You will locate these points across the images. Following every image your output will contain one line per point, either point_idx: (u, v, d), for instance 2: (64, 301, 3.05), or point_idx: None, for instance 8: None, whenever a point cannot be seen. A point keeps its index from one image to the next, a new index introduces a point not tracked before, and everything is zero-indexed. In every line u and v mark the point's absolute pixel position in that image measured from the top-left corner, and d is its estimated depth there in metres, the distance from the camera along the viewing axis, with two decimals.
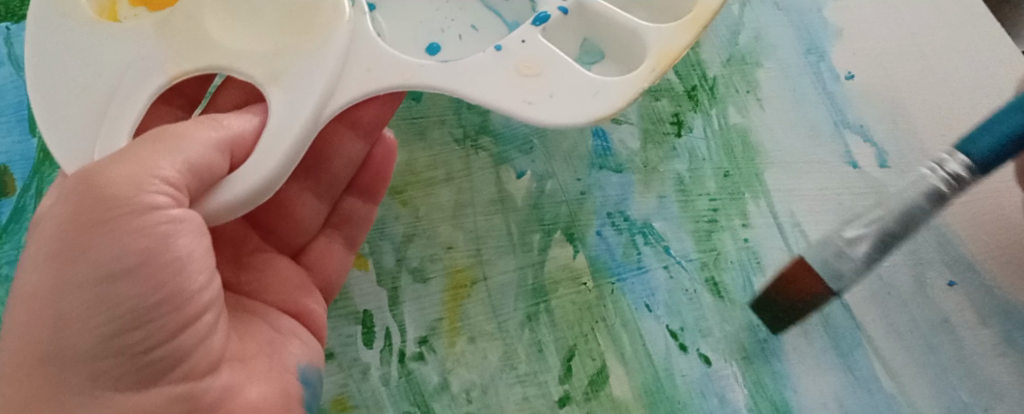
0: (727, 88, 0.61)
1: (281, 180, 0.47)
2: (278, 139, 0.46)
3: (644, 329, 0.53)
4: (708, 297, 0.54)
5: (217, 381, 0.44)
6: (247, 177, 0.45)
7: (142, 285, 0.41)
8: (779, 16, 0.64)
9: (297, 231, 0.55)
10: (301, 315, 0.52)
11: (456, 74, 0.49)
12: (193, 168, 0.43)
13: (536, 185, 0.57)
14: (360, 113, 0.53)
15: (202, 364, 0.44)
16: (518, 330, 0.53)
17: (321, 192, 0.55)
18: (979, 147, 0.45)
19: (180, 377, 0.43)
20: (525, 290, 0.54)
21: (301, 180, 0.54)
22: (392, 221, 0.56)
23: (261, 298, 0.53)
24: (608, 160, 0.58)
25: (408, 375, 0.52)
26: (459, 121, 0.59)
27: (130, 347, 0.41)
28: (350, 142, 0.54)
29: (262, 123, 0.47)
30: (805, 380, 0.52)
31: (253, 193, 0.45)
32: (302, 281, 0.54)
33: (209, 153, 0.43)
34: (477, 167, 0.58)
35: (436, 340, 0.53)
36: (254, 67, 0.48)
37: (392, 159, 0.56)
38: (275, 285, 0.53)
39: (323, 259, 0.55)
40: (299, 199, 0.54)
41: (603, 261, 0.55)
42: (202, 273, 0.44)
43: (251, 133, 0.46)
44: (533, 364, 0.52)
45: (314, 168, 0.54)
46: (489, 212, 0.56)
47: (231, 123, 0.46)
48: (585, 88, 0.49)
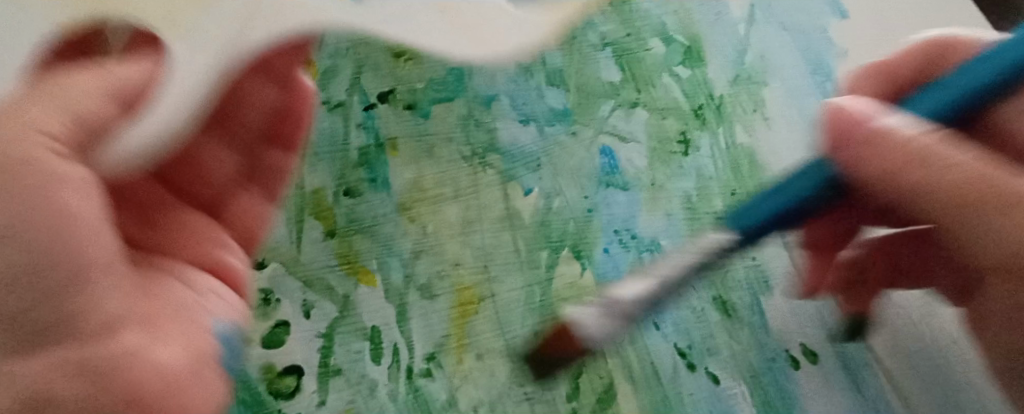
0: (733, 107, 0.62)
1: (179, 134, 0.45)
2: (186, 95, 0.46)
3: (651, 347, 0.53)
4: (716, 315, 0.55)
5: (119, 343, 0.46)
6: (144, 129, 0.45)
7: (30, 252, 0.42)
8: (783, 36, 0.66)
9: (206, 183, 0.58)
10: (220, 269, 0.56)
11: (416, 31, 0.50)
12: (80, 119, 0.43)
13: (543, 203, 0.58)
14: (236, 53, 0.50)
15: (96, 324, 0.45)
16: (525, 347, 0.53)
17: (231, 142, 0.59)
18: (746, 217, 0.53)
19: (73, 342, 0.44)
20: (532, 308, 0.54)
21: (212, 134, 0.58)
22: (399, 237, 0.56)
23: (171, 254, 0.56)
24: (615, 178, 0.59)
25: (416, 391, 0.52)
26: (467, 138, 0.60)
27: (24, 313, 0.43)
28: (261, 88, 0.58)
29: (158, 70, 0.46)
30: (813, 400, 0.53)
31: (152, 145, 0.45)
32: (223, 236, 0.58)
33: (103, 107, 0.43)
34: (485, 184, 0.58)
35: (443, 356, 0.53)
36: (148, 11, 0.47)
37: (309, 100, 0.58)
38: (182, 238, 0.57)
39: (240, 210, 0.59)
40: (206, 151, 0.58)
41: (610, 279, 0.55)
42: (94, 233, 0.44)
43: (144, 82, 0.45)
44: (541, 382, 0.52)
45: (224, 117, 0.58)
46: (496, 229, 0.57)
47: (120, 71, 0.45)
48: (510, 31, 0.51)
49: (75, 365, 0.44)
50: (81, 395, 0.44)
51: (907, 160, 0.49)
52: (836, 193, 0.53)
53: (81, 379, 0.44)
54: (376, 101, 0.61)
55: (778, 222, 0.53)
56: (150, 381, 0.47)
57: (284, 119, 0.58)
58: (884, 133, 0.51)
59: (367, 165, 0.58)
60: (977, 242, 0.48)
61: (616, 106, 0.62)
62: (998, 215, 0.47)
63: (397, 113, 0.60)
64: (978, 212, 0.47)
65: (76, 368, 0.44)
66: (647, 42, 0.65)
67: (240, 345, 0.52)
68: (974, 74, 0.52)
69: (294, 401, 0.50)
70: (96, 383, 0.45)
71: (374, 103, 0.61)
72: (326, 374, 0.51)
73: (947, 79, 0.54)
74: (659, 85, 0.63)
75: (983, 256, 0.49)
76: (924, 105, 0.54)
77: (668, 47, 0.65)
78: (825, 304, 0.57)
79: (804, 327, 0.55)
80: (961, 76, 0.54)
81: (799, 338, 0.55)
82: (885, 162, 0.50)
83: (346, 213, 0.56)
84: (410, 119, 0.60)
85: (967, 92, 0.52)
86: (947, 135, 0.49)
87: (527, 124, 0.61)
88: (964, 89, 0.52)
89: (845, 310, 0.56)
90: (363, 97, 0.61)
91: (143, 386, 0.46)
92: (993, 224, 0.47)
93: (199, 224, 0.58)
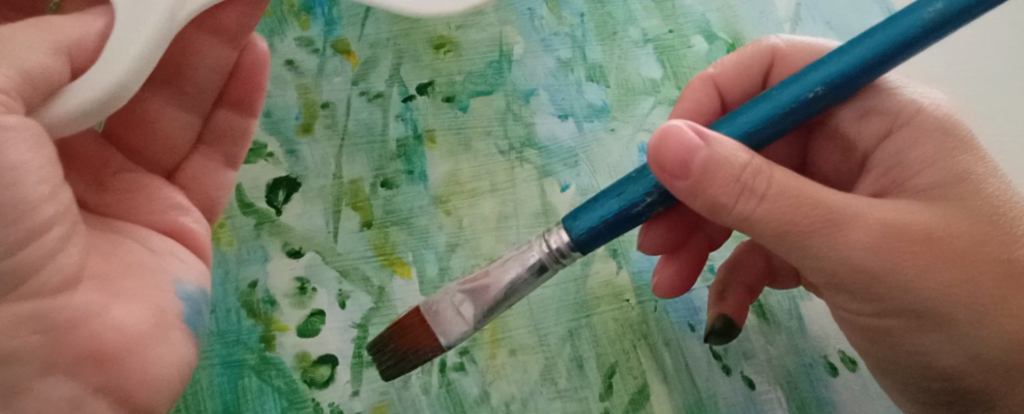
0: None
1: (132, 88, 0.40)
2: (123, 43, 0.40)
3: (686, 348, 0.53)
4: (753, 318, 0.54)
5: (72, 299, 0.41)
6: (90, 84, 0.39)
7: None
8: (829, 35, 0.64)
9: (162, 149, 0.51)
10: (178, 236, 0.50)
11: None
12: (27, 77, 0.37)
13: (580, 200, 0.57)
14: (218, 17, 0.47)
15: (51, 281, 0.41)
16: (559, 345, 0.53)
17: (186, 104, 0.51)
18: (579, 225, 0.47)
19: (24, 295, 0.40)
20: (567, 304, 0.54)
21: (162, 93, 0.49)
22: (435, 230, 0.56)
23: (127, 220, 0.49)
24: None
25: (449, 385, 0.52)
26: (505, 132, 0.60)
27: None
28: (213, 49, 0.49)
29: (105, 22, 0.40)
30: (851, 408, 0.52)
31: (97, 103, 0.39)
32: (179, 201, 0.51)
33: (47, 59, 0.38)
34: (521, 178, 0.58)
35: (477, 351, 0.53)
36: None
37: (264, 65, 0.52)
38: (142, 205, 0.49)
39: (199, 179, 0.52)
40: (162, 112, 0.50)
41: (646, 279, 0.55)
42: (44, 184, 0.39)
43: (95, 35, 0.40)
44: (573, 380, 0.52)
45: (177, 83, 0.49)
46: (532, 224, 0.57)
47: (62, 24, 0.40)
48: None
49: (27, 319, 0.40)
50: (38, 347, 0.40)
51: (737, 194, 0.41)
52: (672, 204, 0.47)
53: (36, 333, 0.40)
54: (415, 93, 0.61)
55: (611, 233, 0.47)
56: (108, 337, 0.42)
57: (246, 84, 0.52)
58: (722, 159, 0.41)
59: (405, 157, 0.58)
60: (823, 268, 0.43)
61: (656, 103, 0.61)
62: (845, 235, 0.41)
63: (435, 105, 0.60)
64: (811, 239, 0.41)
65: (34, 325, 0.40)
66: (689, 39, 0.64)
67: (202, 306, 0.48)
68: (823, 68, 0.43)
69: (327, 390, 0.52)
70: (52, 335, 0.41)
71: (414, 94, 0.61)
72: (359, 365, 0.52)
73: (765, 93, 0.44)
74: None
75: (814, 271, 0.44)
76: (740, 123, 0.44)
77: (710, 44, 0.64)
78: None
79: (844, 332, 0.54)
80: (811, 70, 0.43)
81: (838, 343, 0.53)
82: (721, 188, 0.41)
83: (383, 204, 0.57)
84: (448, 112, 0.60)
85: (832, 89, 0.43)
86: (756, 157, 0.41)
87: (565, 119, 0.60)
88: (783, 105, 0.44)
89: None
90: (402, 88, 0.61)
91: (102, 341, 0.42)
92: (839, 252, 0.41)
93: (156, 188, 0.50)
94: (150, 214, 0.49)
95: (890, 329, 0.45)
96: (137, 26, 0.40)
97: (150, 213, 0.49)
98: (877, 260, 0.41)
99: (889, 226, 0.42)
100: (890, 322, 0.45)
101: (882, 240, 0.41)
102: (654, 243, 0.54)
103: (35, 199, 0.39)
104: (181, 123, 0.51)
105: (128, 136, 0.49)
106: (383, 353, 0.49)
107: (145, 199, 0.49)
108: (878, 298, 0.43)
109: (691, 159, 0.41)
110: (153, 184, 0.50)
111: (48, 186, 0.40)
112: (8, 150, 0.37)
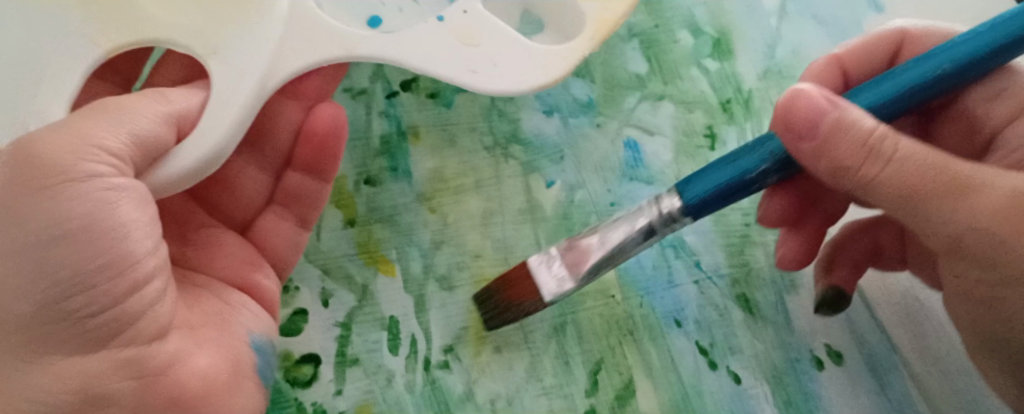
0: (763, 102, 0.60)
1: (226, 154, 0.46)
2: (221, 114, 0.45)
3: (673, 345, 0.53)
4: (739, 313, 0.54)
5: (163, 347, 0.44)
6: (194, 149, 0.44)
7: (81, 251, 0.40)
8: (818, 31, 0.63)
9: (242, 205, 0.55)
10: (248, 289, 0.52)
11: (403, 45, 0.50)
12: (138, 141, 0.42)
13: (566, 196, 0.57)
14: (303, 86, 0.52)
15: (147, 330, 0.43)
16: (545, 341, 0.53)
17: (264, 164, 0.55)
18: (692, 190, 0.48)
19: (124, 343, 0.43)
20: (553, 301, 0.54)
21: (244, 153, 0.54)
22: (420, 227, 0.56)
23: (208, 274, 0.52)
24: (639, 173, 0.58)
25: (433, 383, 0.52)
26: (490, 128, 0.59)
27: (77, 311, 0.41)
28: (292, 112, 0.53)
29: (207, 95, 0.46)
30: (838, 402, 0.52)
31: (199, 166, 0.45)
32: (249, 255, 0.54)
33: (156, 126, 0.43)
34: (507, 175, 0.58)
35: (461, 348, 0.52)
36: (194, 41, 0.47)
37: (342, 128, 0.53)
38: (218, 259, 0.53)
39: (270, 236, 0.55)
40: (242, 172, 0.54)
41: (632, 274, 0.55)
42: (147, 241, 0.43)
43: (197, 107, 0.45)
44: (559, 377, 0.52)
45: (257, 142, 0.54)
46: (518, 221, 0.56)
47: (177, 97, 0.45)
48: (530, 56, 0.50)
49: (123, 364, 0.42)
50: (128, 392, 0.42)
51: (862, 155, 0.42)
52: (787, 173, 0.48)
53: (130, 379, 0.42)
54: (399, 89, 0.60)
55: (724, 199, 0.48)
56: (192, 385, 0.44)
57: (317, 150, 0.53)
58: (854, 121, 0.42)
59: (389, 153, 0.58)
60: (941, 234, 0.42)
61: (642, 98, 0.60)
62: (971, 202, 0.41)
63: (420, 101, 0.60)
64: (938, 203, 0.41)
65: (129, 370, 0.43)
66: (675, 33, 0.63)
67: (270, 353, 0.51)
68: (953, 48, 0.45)
69: (310, 389, 0.51)
70: (143, 382, 0.43)
71: (398, 91, 0.60)
72: (343, 364, 0.52)
73: (890, 70, 0.46)
74: (687, 78, 0.61)
75: (932, 238, 0.43)
76: (867, 96, 0.46)
77: (696, 38, 0.62)
78: (853, 303, 0.54)
79: (830, 326, 0.54)
80: (940, 50, 0.45)
81: (824, 338, 0.53)
82: (844, 152, 0.42)
83: (366, 202, 0.56)
84: (432, 108, 0.59)
85: (959, 67, 0.44)
86: (882, 126, 0.42)
87: (551, 114, 0.59)
88: (907, 82, 0.45)
89: (873, 310, 0.54)
90: (386, 85, 0.60)
91: (187, 389, 0.44)
92: (962, 217, 0.41)
93: (231, 246, 0.54)
94: (227, 268, 0.53)
95: (1002, 297, 0.44)
96: (234, 98, 0.46)
97: (227, 268, 0.53)
98: (1003, 223, 0.41)
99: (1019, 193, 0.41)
100: (1003, 295, 0.44)
101: (1011, 207, 0.41)
102: (774, 214, 0.54)
103: (141, 253, 0.42)
104: (260, 184, 0.55)
105: (210, 194, 0.54)
106: (486, 304, 0.52)
107: (223, 255, 0.53)
108: (998, 265, 0.42)
109: (819, 122, 0.42)
110: (230, 241, 0.54)
111: (151, 242, 0.43)
112: (122, 208, 0.41)
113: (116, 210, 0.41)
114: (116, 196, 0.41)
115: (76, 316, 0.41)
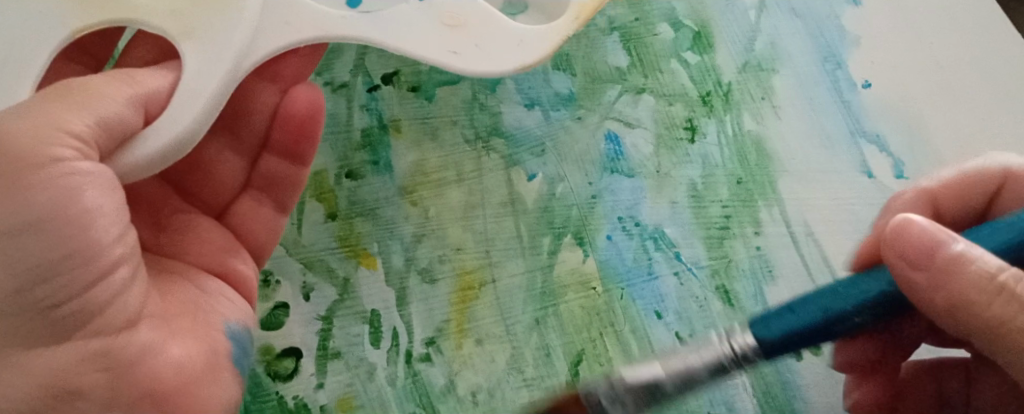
0: (742, 95, 0.60)
1: (198, 136, 0.46)
2: (192, 98, 0.45)
3: (652, 336, 0.53)
4: (718, 304, 0.54)
5: (133, 337, 0.44)
6: (163, 130, 0.44)
7: (45, 240, 0.40)
8: (795, 23, 0.63)
9: (218, 190, 0.54)
10: (226, 275, 0.53)
11: (382, 27, 0.50)
12: (104, 125, 0.41)
13: (547, 189, 0.57)
14: (279, 68, 0.53)
15: (114, 321, 0.43)
16: (526, 334, 0.53)
17: (240, 149, 0.55)
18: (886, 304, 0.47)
19: (90, 334, 0.43)
20: (533, 294, 0.54)
21: (221, 139, 0.54)
22: (401, 221, 0.56)
23: (183, 259, 0.52)
24: (619, 165, 0.58)
25: (415, 376, 0.52)
26: (471, 121, 0.59)
27: (41, 302, 0.41)
28: (267, 95, 0.53)
29: (176, 78, 0.46)
30: (814, 392, 0.53)
31: (169, 149, 0.44)
32: (226, 242, 0.54)
33: (122, 109, 0.42)
34: (488, 168, 0.58)
35: (443, 341, 0.53)
36: (165, 22, 0.47)
37: (319, 109, 0.54)
38: (197, 245, 0.53)
39: (246, 220, 0.55)
40: (220, 157, 0.54)
41: (612, 266, 0.55)
42: (114, 227, 0.42)
43: (165, 89, 0.45)
44: (540, 369, 0.52)
45: (233, 126, 0.54)
46: (499, 214, 0.56)
47: (145, 79, 0.44)
48: (510, 38, 0.50)
49: (91, 357, 0.43)
50: (102, 383, 0.43)
51: (992, 293, 0.39)
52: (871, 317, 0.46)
53: (101, 371, 0.43)
54: (380, 83, 0.60)
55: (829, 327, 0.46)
56: (167, 376, 0.45)
57: (297, 134, 0.54)
58: (966, 261, 0.40)
59: (370, 147, 0.58)
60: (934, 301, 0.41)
61: (622, 91, 0.60)
62: (946, 293, 0.40)
63: (401, 95, 0.60)
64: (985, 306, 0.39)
65: (98, 362, 0.43)
66: (656, 27, 0.63)
67: (246, 341, 0.50)
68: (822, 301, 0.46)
69: (291, 383, 0.52)
70: (116, 373, 0.43)
71: (379, 85, 0.60)
72: (324, 358, 0.52)
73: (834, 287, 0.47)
74: (667, 71, 0.61)
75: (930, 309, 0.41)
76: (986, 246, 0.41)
77: (676, 32, 0.63)
78: None
79: None
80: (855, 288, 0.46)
81: None
82: (950, 296, 0.40)
83: (348, 196, 0.56)
84: (414, 102, 0.59)
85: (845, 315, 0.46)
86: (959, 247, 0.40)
87: (532, 108, 0.60)
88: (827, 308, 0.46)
89: None
90: (367, 79, 0.60)
91: (160, 381, 0.45)
92: (961, 294, 0.40)
93: (207, 231, 0.54)
94: (202, 255, 0.53)
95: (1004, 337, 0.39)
96: (205, 81, 0.46)
97: (203, 254, 0.53)
98: (980, 316, 0.39)
99: (959, 303, 0.40)
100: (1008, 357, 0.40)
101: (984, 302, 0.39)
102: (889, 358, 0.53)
103: (105, 240, 0.42)
104: (237, 169, 0.55)
105: (187, 180, 0.53)
106: None
107: (198, 241, 0.53)
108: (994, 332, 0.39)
109: (938, 251, 0.40)
110: (205, 227, 0.54)
111: (117, 228, 0.43)
112: (87, 193, 0.41)
113: (81, 196, 0.41)
114: (81, 181, 0.41)
115: (40, 308, 0.41)
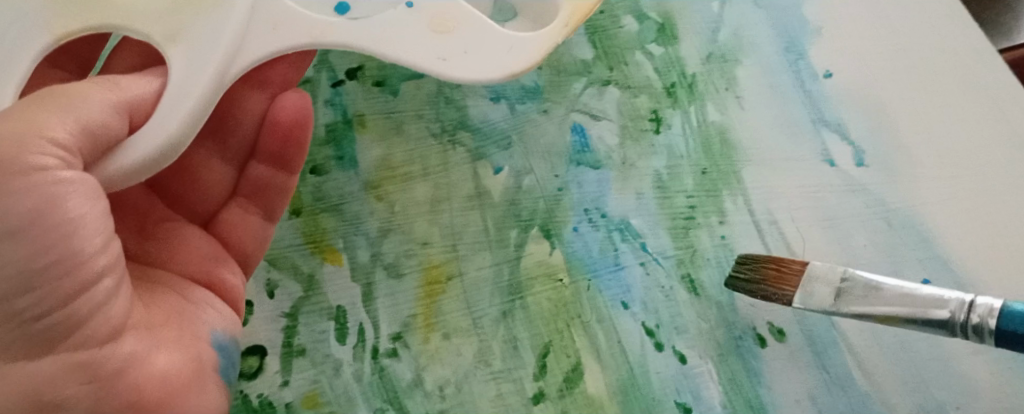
0: (706, 86, 0.61)
1: (183, 144, 0.45)
2: (176, 104, 0.44)
3: (620, 326, 0.54)
4: (683, 293, 0.54)
5: (118, 349, 0.43)
6: (148, 138, 0.43)
7: (26, 249, 0.39)
8: (758, 14, 0.63)
9: (205, 196, 0.53)
10: (214, 286, 0.51)
11: (370, 31, 0.49)
12: (86, 130, 0.40)
13: (513, 182, 0.57)
14: (267, 74, 0.53)
15: (99, 332, 0.42)
16: (493, 326, 0.53)
17: (228, 156, 0.54)
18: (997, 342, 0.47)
19: (75, 345, 0.42)
20: (501, 286, 0.54)
21: (207, 145, 0.53)
22: (367, 216, 0.55)
23: (169, 268, 0.50)
24: (585, 157, 0.58)
25: (381, 371, 0.52)
26: (437, 115, 0.59)
27: (23, 313, 0.40)
28: (256, 101, 0.53)
29: (163, 85, 0.45)
30: (779, 378, 0.53)
31: (154, 157, 0.44)
32: (213, 250, 0.52)
33: (106, 115, 0.41)
34: (455, 162, 0.57)
35: (410, 336, 0.52)
36: (148, 26, 0.46)
37: (308, 114, 0.53)
38: (183, 253, 0.51)
39: (233, 229, 0.53)
40: (207, 163, 0.53)
41: (579, 258, 0.55)
42: (98, 236, 0.41)
43: (150, 96, 0.44)
44: (508, 361, 0.52)
45: (220, 132, 0.53)
46: (466, 207, 0.56)
47: (129, 85, 0.44)
48: (500, 43, 0.49)
49: (75, 369, 0.42)
50: (86, 396, 0.42)
51: None
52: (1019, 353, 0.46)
53: (84, 384, 0.42)
54: (344, 77, 0.59)
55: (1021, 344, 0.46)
56: (150, 387, 0.43)
57: (284, 140, 0.53)
58: None
59: (335, 142, 0.57)
60: None
61: (588, 84, 0.60)
62: None
63: (365, 89, 0.59)
64: None
65: (82, 375, 0.42)
66: (621, 19, 0.63)
67: (232, 352, 0.49)
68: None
69: (256, 381, 0.51)
70: (100, 385, 0.42)
71: (343, 79, 0.59)
72: (289, 355, 0.52)
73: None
74: (632, 63, 0.61)
75: None
76: None
77: (641, 24, 0.63)
78: None
79: (772, 304, 0.54)
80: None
81: (767, 317, 0.54)
82: None
83: (312, 191, 0.56)
84: (378, 96, 0.59)
85: None
86: None
87: (498, 101, 0.59)
88: None
89: None
90: (331, 74, 0.60)
91: (143, 392, 0.43)
92: None
93: (194, 239, 0.52)
94: (189, 264, 0.51)
95: None
96: (192, 86, 0.45)
97: (189, 263, 0.51)
98: None
99: None
100: None
101: None
102: None
103: (88, 250, 0.41)
104: (224, 176, 0.54)
105: (173, 186, 0.52)
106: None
107: (185, 250, 0.51)
108: None
109: None
110: (191, 235, 0.52)
111: (101, 237, 0.42)
112: (71, 202, 0.40)
113: (65, 204, 0.40)
114: (64, 189, 0.40)
115: (22, 318, 0.40)
